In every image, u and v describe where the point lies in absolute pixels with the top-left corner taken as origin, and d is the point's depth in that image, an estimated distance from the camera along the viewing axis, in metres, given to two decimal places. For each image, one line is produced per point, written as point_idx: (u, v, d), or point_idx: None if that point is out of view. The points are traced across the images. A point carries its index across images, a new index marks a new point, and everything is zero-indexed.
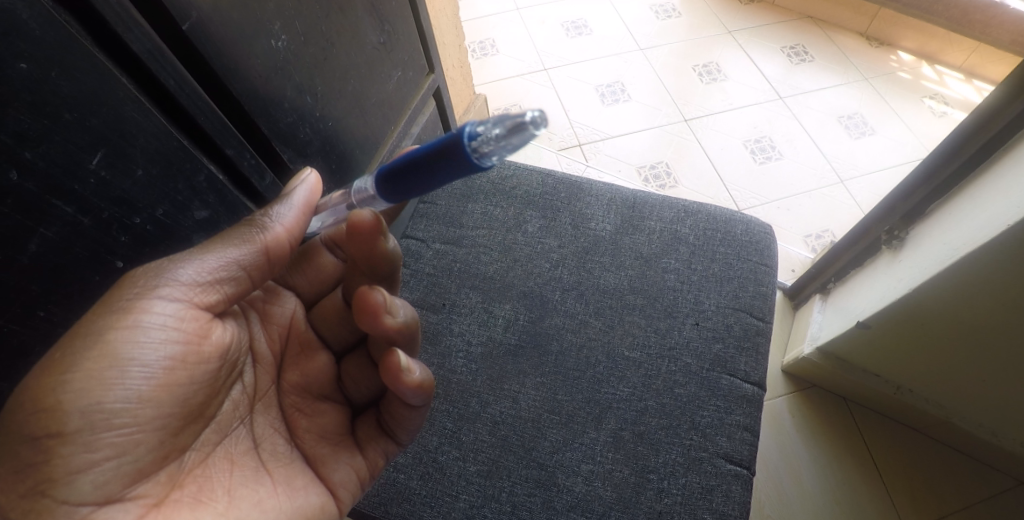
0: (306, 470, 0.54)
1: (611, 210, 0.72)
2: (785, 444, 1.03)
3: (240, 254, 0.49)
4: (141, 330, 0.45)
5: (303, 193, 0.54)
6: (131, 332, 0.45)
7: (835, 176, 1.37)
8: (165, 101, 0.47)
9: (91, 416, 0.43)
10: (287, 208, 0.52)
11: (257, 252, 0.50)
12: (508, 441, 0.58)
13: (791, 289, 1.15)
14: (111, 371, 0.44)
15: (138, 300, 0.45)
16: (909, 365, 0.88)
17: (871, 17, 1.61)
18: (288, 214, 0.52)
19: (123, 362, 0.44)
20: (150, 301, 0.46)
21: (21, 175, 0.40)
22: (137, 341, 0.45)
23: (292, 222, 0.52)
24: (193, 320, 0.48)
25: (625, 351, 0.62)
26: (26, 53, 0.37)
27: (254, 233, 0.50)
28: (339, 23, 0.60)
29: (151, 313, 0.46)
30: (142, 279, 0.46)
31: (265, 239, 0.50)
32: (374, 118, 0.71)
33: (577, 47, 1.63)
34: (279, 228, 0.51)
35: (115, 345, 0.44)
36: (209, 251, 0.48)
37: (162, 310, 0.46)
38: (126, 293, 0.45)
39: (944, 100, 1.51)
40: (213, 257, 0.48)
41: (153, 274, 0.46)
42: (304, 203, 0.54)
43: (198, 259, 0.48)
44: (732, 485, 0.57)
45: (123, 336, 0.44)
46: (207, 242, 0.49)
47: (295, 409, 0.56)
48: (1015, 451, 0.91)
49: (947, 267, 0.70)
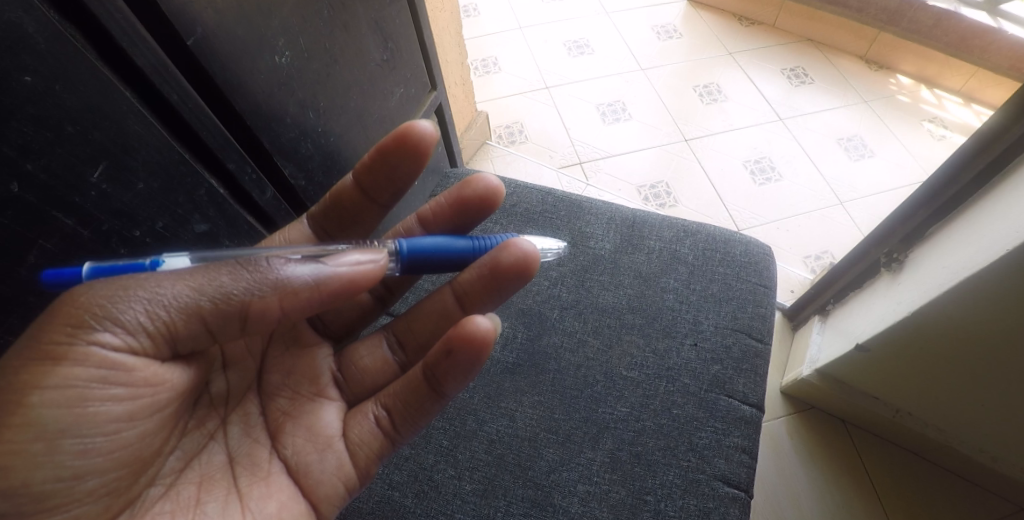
0: (286, 482, 0.50)
1: (610, 229, 0.72)
2: (784, 466, 1.02)
3: (202, 302, 0.43)
4: (79, 387, 0.41)
5: (341, 271, 0.46)
6: (64, 390, 0.41)
7: (834, 198, 1.38)
8: (168, 115, 0.47)
9: (17, 498, 0.40)
10: (300, 276, 0.45)
11: (223, 303, 0.43)
12: (505, 460, 0.58)
13: (790, 310, 1.15)
14: (36, 447, 0.41)
15: (69, 342, 0.41)
16: (907, 389, 0.88)
17: (870, 41, 1.63)
18: (295, 282, 0.44)
19: (51, 434, 0.41)
20: (84, 347, 0.41)
21: (22, 186, 0.40)
22: (72, 402, 0.41)
23: (295, 290, 0.45)
24: (135, 372, 0.44)
25: (622, 371, 0.62)
26: (30, 66, 0.38)
27: (235, 295, 0.43)
28: (342, 40, 0.61)
29: (92, 360, 0.41)
30: (74, 306, 0.40)
31: (242, 299, 0.43)
32: (376, 134, 0.72)
33: (579, 66, 1.65)
34: (273, 294, 0.44)
35: (41, 407, 0.40)
36: (171, 302, 0.42)
37: (95, 357, 0.41)
38: (63, 338, 0.40)
39: (943, 123, 1.52)
40: (174, 294, 0.42)
41: (95, 299, 0.41)
42: (331, 285, 0.46)
43: (159, 290, 0.42)
44: (729, 508, 0.57)
45: (50, 393, 0.41)
46: (169, 286, 0.42)
47: (280, 413, 0.54)
48: (1014, 476, 0.90)
49: (946, 290, 0.70)
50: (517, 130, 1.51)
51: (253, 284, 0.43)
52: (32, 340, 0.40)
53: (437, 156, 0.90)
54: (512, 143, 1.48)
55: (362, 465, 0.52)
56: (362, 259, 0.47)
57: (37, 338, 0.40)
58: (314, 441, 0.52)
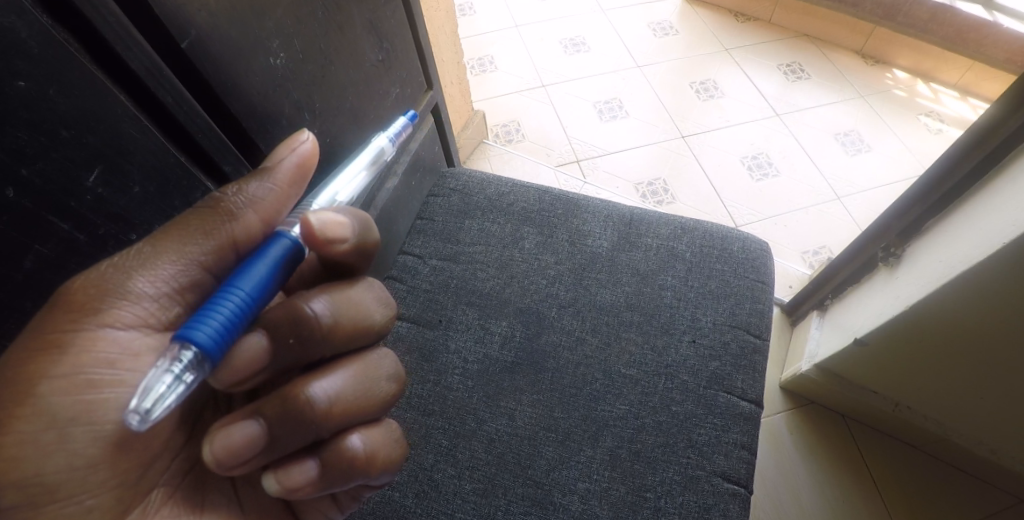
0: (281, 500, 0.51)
1: (608, 227, 0.72)
2: (784, 461, 1.02)
3: (188, 250, 0.42)
4: (87, 372, 0.40)
5: (285, 158, 0.45)
6: (70, 376, 0.40)
7: (832, 193, 1.38)
8: (163, 118, 0.47)
9: (30, 490, 0.39)
10: (252, 182, 0.44)
11: (209, 242, 0.43)
12: (504, 459, 0.58)
13: (789, 305, 1.15)
14: (49, 436, 0.39)
15: (72, 326, 0.40)
16: (908, 383, 0.88)
17: (866, 36, 1.63)
18: (253, 187, 0.44)
19: (64, 422, 0.40)
20: (88, 330, 0.40)
21: (18, 191, 0.40)
22: (79, 389, 0.40)
23: (257, 196, 0.44)
24: (144, 355, 0.41)
25: (621, 368, 0.62)
26: (24, 71, 0.38)
27: (219, 229, 0.43)
28: (337, 41, 0.61)
29: (101, 344, 0.40)
30: (73, 290, 0.40)
31: (224, 230, 0.43)
32: (372, 134, 0.72)
33: (575, 63, 1.65)
34: (243, 203, 0.43)
35: (51, 396, 0.39)
36: (163, 260, 0.42)
37: (102, 338, 0.40)
38: (69, 323, 0.40)
39: (940, 117, 1.52)
40: (165, 250, 0.42)
41: (87, 281, 0.41)
42: (284, 175, 0.45)
43: (148, 254, 0.42)
44: (729, 504, 0.57)
45: (59, 381, 0.39)
46: (158, 243, 0.42)
47: None
48: (1013, 468, 0.90)
49: (946, 283, 0.70)
50: (515, 129, 1.51)
51: (229, 210, 0.43)
52: (37, 330, 0.40)
53: (433, 156, 0.90)
54: (509, 142, 1.48)
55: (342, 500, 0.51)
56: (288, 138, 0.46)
57: (43, 328, 0.40)
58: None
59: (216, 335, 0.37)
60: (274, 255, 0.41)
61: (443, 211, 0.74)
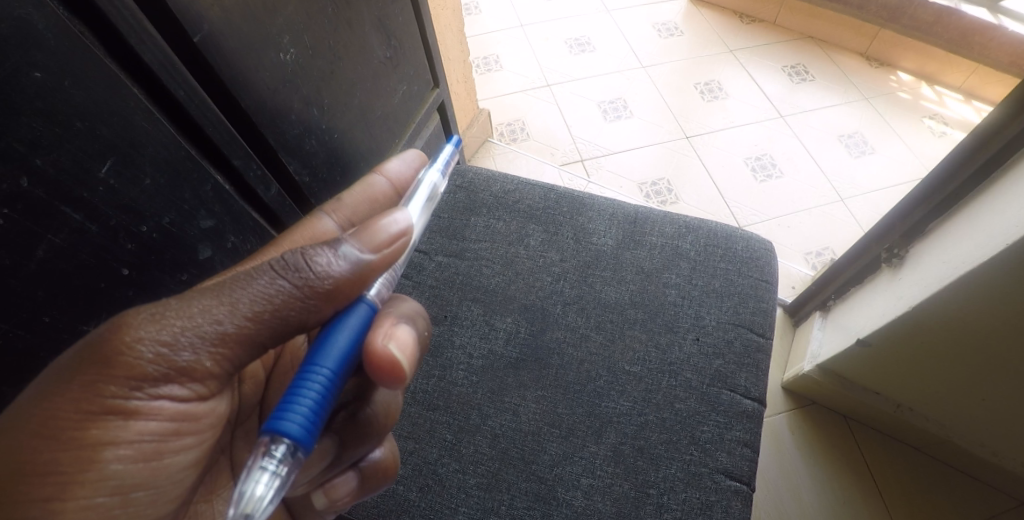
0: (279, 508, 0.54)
1: (612, 225, 0.72)
2: (786, 463, 1.03)
3: (257, 324, 0.41)
4: (148, 440, 0.41)
5: (380, 255, 0.44)
6: (130, 442, 0.41)
7: (835, 194, 1.38)
8: (174, 111, 0.47)
9: None
10: (341, 267, 0.42)
11: (280, 317, 0.42)
12: (508, 454, 0.58)
13: (791, 306, 1.15)
14: (113, 501, 0.41)
15: (131, 394, 0.40)
16: (909, 384, 0.88)
17: (871, 38, 1.63)
18: (341, 273, 0.42)
19: (127, 487, 0.41)
20: (149, 400, 0.41)
21: (31, 181, 0.40)
22: (145, 457, 0.41)
23: (342, 284, 0.42)
24: (201, 421, 0.44)
25: (625, 365, 0.63)
26: (40, 62, 0.38)
27: (294, 308, 0.42)
28: (346, 37, 0.61)
29: (159, 413, 0.41)
30: (135, 360, 0.39)
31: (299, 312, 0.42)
32: (379, 130, 0.72)
33: (579, 64, 1.65)
34: (327, 286, 0.42)
35: (114, 463, 0.40)
36: (227, 334, 0.41)
37: (163, 409, 0.41)
38: (131, 394, 0.40)
39: (944, 120, 1.52)
40: (231, 325, 0.41)
41: (147, 349, 0.39)
42: (376, 269, 0.44)
43: (213, 326, 0.40)
44: (731, 501, 0.57)
45: (122, 448, 0.40)
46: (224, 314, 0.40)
47: None
48: (1014, 470, 0.90)
49: (948, 284, 0.70)
50: (519, 128, 1.51)
51: (311, 290, 0.42)
52: (92, 394, 0.39)
53: (439, 153, 0.90)
54: (513, 141, 1.49)
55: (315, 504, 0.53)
56: (385, 229, 0.45)
57: (97, 391, 0.39)
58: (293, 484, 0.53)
59: (299, 426, 0.37)
60: (353, 323, 0.43)
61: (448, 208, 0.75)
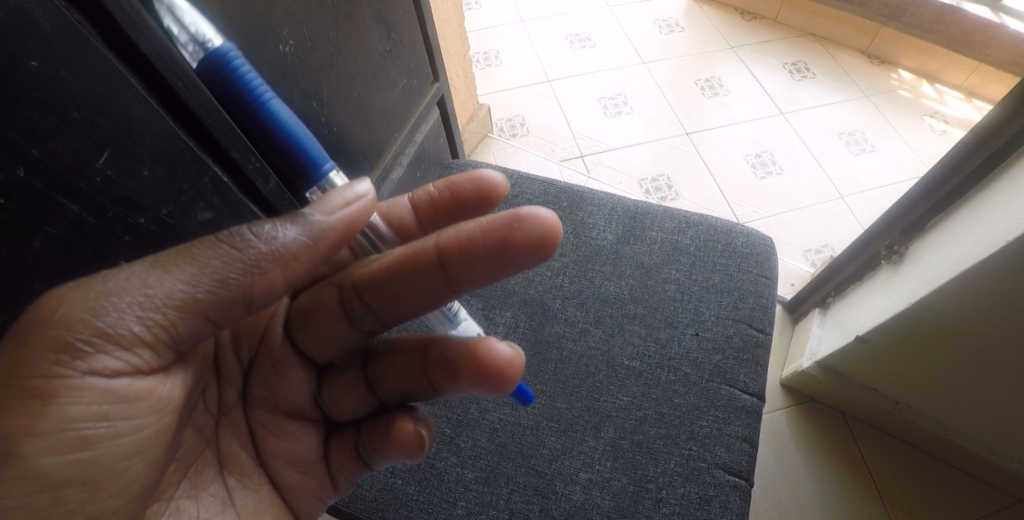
0: (276, 502, 0.52)
1: (612, 220, 0.72)
2: (785, 459, 1.03)
3: (189, 287, 0.40)
4: (76, 427, 0.40)
5: (332, 219, 0.42)
6: (56, 432, 0.39)
7: (835, 192, 1.38)
8: (173, 103, 0.47)
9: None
10: (290, 233, 0.41)
11: (221, 285, 0.41)
12: (507, 448, 0.58)
13: (791, 303, 1.15)
14: (43, 498, 0.39)
15: (56, 373, 0.38)
16: (909, 381, 0.88)
17: (872, 36, 1.63)
18: (289, 239, 0.41)
19: (58, 483, 0.40)
20: (77, 378, 0.39)
21: (28, 171, 0.40)
22: (71, 447, 0.40)
23: (291, 251, 0.41)
24: (137, 402, 0.42)
25: (624, 360, 0.63)
26: (37, 51, 0.38)
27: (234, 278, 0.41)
28: (345, 30, 0.61)
29: (89, 393, 0.40)
30: (62, 331, 0.38)
31: (238, 279, 0.41)
32: (378, 124, 0.72)
33: (580, 60, 1.64)
34: (273, 266, 0.41)
35: (42, 457, 0.39)
36: (151, 291, 0.39)
37: (93, 388, 0.40)
38: (51, 370, 0.38)
39: (944, 118, 1.52)
40: (166, 292, 0.40)
41: (72, 319, 0.38)
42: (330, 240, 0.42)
43: (146, 291, 0.39)
44: (730, 495, 0.57)
45: (47, 440, 0.39)
46: (160, 268, 0.40)
47: (262, 427, 0.51)
48: (1013, 468, 0.90)
49: (947, 281, 0.70)
50: (519, 124, 1.51)
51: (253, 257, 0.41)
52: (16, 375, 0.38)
53: (438, 148, 0.90)
54: (514, 136, 1.48)
55: (340, 485, 0.54)
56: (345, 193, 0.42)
57: (17, 371, 0.38)
58: (298, 471, 0.52)
59: None
60: None
61: None
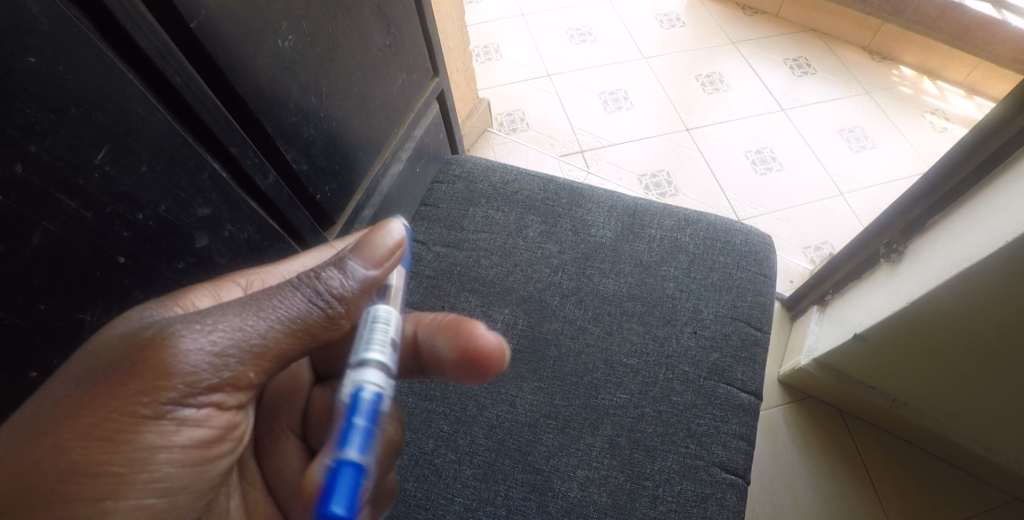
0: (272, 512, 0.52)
1: (611, 216, 0.72)
2: (781, 455, 1.03)
3: (287, 341, 0.42)
4: (193, 445, 0.42)
5: (381, 266, 0.45)
6: (173, 449, 0.41)
7: (835, 189, 1.38)
8: (170, 97, 0.47)
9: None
10: (354, 287, 0.44)
11: (308, 338, 0.43)
12: (505, 445, 0.59)
13: (790, 300, 1.15)
14: (161, 503, 0.41)
15: (183, 401, 0.40)
16: (906, 379, 0.88)
17: (874, 32, 1.62)
18: (355, 292, 0.44)
19: (176, 492, 0.42)
20: (198, 403, 0.41)
21: (26, 167, 0.40)
22: (193, 460, 0.42)
23: (356, 303, 0.44)
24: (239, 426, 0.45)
25: (622, 358, 0.63)
26: (34, 47, 0.38)
27: (320, 330, 0.43)
28: (344, 25, 0.61)
29: (201, 420, 0.42)
30: (188, 367, 0.39)
31: (325, 330, 0.43)
32: (378, 119, 0.72)
33: (580, 54, 1.64)
34: (343, 312, 0.44)
35: (165, 467, 0.41)
36: (245, 337, 0.41)
37: (210, 416, 0.42)
38: (173, 395, 0.40)
39: (945, 115, 1.52)
40: (269, 335, 0.41)
41: (196, 359, 0.40)
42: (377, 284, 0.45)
43: (255, 331, 0.41)
44: (726, 494, 0.57)
45: (173, 452, 0.41)
46: (250, 317, 0.41)
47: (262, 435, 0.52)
48: (1008, 466, 0.91)
49: (945, 281, 0.70)
50: (519, 118, 1.50)
51: (330, 313, 0.43)
52: (145, 394, 0.39)
53: (438, 143, 0.90)
54: (513, 131, 1.48)
55: None
56: (382, 240, 0.45)
57: (146, 391, 0.39)
58: (287, 487, 0.52)
59: None
60: None
61: (447, 198, 0.75)
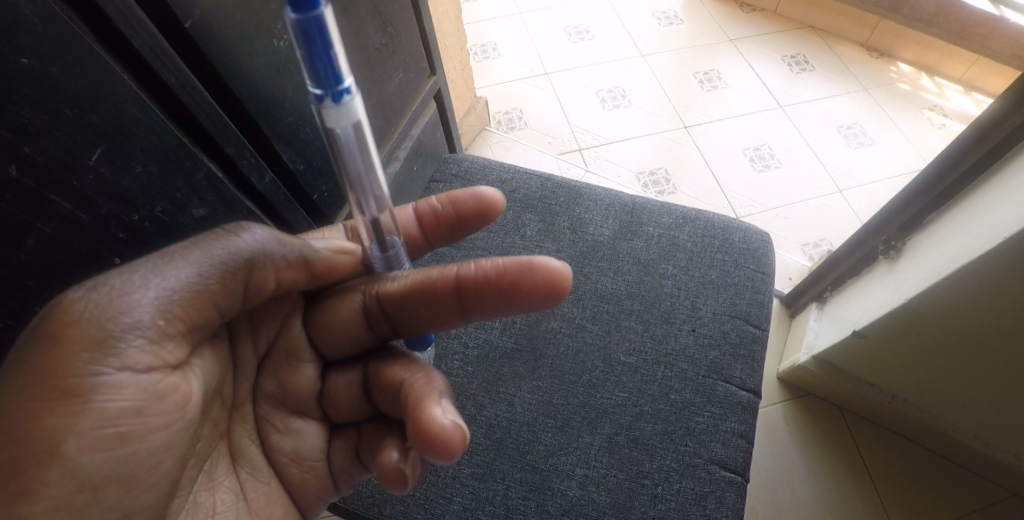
0: (285, 497, 0.51)
1: (609, 214, 0.72)
2: (781, 452, 1.03)
3: (213, 281, 0.43)
4: (110, 424, 0.40)
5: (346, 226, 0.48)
6: (94, 425, 0.40)
7: (834, 186, 1.38)
8: (165, 98, 0.47)
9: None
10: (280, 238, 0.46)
11: (237, 278, 0.44)
12: (504, 444, 0.59)
13: (789, 298, 1.15)
14: (83, 496, 0.40)
15: (89, 371, 0.39)
16: (905, 376, 0.88)
17: (872, 28, 1.62)
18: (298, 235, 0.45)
19: (98, 482, 0.40)
20: (108, 377, 0.40)
21: (20, 169, 0.40)
22: (107, 444, 0.40)
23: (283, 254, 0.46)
24: (166, 397, 0.43)
25: (621, 356, 0.63)
26: (27, 48, 0.38)
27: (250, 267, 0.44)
28: (340, 24, 0.60)
29: (121, 388, 0.40)
30: (94, 325, 0.39)
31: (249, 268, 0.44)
32: (375, 119, 0.71)
33: (578, 52, 1.63)
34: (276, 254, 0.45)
35: (79, 456, 0.39)
36: (166, 281, 0.41)
37: (126, 384, 0.41)
38: (79, 364, 0.39)
39: (944, 112, 1.51)
40: (176, 284, 0.42)
41: (111, 313, 0.40)
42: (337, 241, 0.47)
43: (162, 282, 0.41)
44: (726, 491, 0.57)
45: (83, 436, 0.39)
46: (175, 261, 0.42)
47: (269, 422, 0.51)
48: (1008, 462, 0.91)
49: (943, 278, 0.70)
50: (517, 117, 1.50)
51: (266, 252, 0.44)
52: (47, 379, 0.38)
53: (435, 142, 0.89)
54: (511, 130, 1.48)
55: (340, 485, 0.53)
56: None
57: (48, 374, 0.38)
58: (301, 467, 0.51)
59: None
60: None
61: None
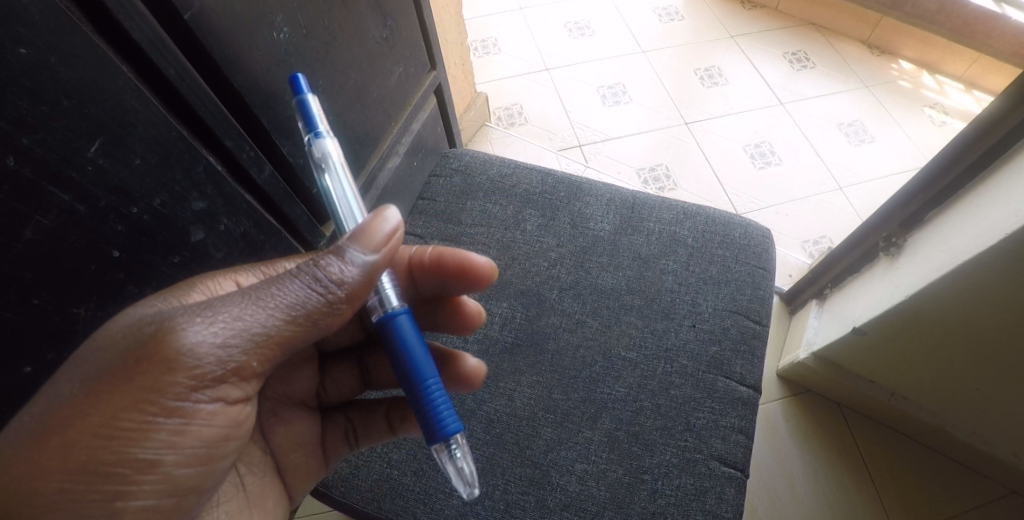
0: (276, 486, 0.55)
1: (610, 210, 0.72)
2: (780, 449, 1.04)
3: (289, 329, 0.42)
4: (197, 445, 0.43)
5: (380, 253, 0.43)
6: (183, 441, 0.42)
7: (834, 183, 1.38)
8: (165, 91, 0.47)
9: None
10: (353, 272, 0.42)
11: (309, 326, 0.42)
12: (503, 439, 0.58)
13: (788, 295, 1.15)
14: (169, 502, 0.43)
15: (190, 396, 0.41)
16: (905, 373, 0.88)
17: (873, 26, 1.61)
18: (353, 277, 0.42)
19: (182, 491, 0.43)
20: (205, 403, 0.42)
21: (18, 160, 0.39)
22: (197, 461, 0.43)
23: (357, 288, 0.43)
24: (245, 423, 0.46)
25: (621, 351, 0.63)
26: (25, 38, 0.37)
27: (321, 316, 0.42)
28: (340, 17, 0.60)
29: (205, 413, 0.42)
30: (192, 361, 0.40)
31: (325, 317, 0.43)
32: (375, 113, 0.71)
33: (578, 48, 1.63)
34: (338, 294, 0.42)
35: (172, 467, 0.42)
36: (239, 326, 0.40)
37: (217, 411, 0.43)
38: (179, 385, 0.40)
39: (944, 110, 1.51)
40: (259, 328, 0.41)
41: (194, 354, 0.40)
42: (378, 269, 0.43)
43: (247, 326, 0.41)
44: (726, 487, 0.57)
45: (179, 454, 0.42)
46: (248, 309, 0.41)
47: (272, 414, 0.55)
48: (1006, 459, 0.91)
49: (944, 275, 0.70)
50: (517, 113, 1.50)
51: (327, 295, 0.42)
52: (152, 394, 0.40)
53: (436, 137, 0.89)
54: (511, 125, 1.47)
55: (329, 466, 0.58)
56: (379, 224, 0.43)
57: (155, 390, 0.40)
58: (297, 452, 0.56)
59: None
60: None
61: (445, 191, 0.74)
